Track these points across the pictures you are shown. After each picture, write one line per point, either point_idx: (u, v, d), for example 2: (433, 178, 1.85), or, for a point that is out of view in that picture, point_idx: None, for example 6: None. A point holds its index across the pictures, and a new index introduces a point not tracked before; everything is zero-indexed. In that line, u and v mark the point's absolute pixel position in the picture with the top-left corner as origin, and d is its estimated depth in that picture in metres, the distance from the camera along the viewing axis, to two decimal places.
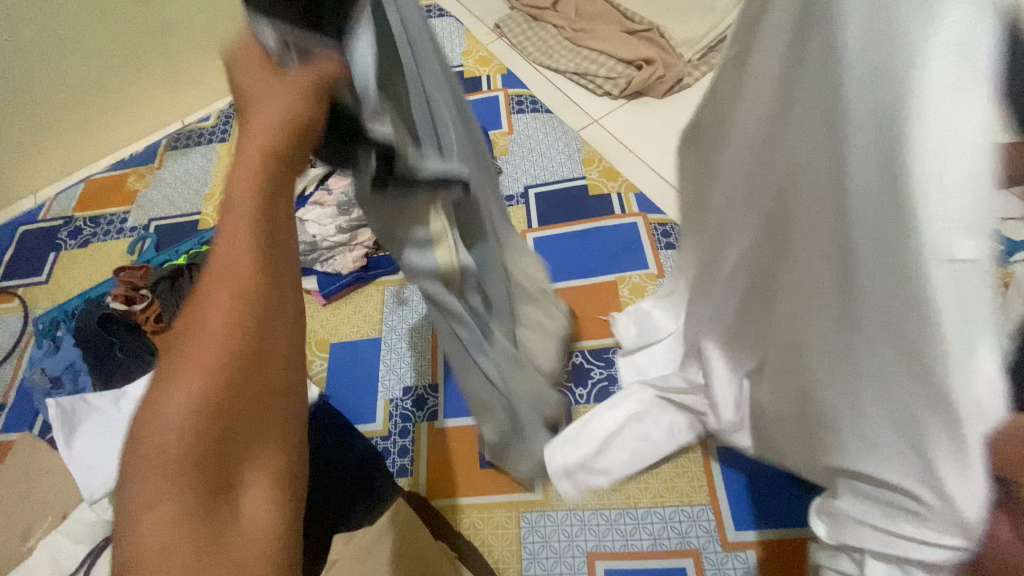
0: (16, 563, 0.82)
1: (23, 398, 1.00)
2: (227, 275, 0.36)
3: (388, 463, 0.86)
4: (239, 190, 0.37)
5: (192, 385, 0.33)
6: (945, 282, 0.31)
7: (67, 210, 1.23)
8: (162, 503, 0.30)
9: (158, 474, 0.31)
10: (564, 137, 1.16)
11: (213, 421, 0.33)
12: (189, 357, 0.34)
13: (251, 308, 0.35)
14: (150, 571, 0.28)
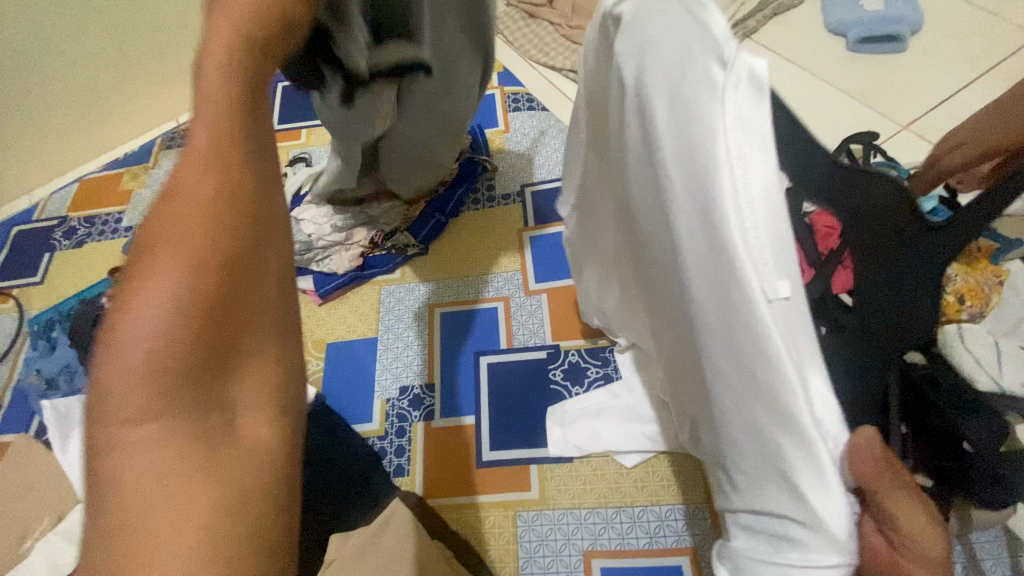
0: (12, 564, 0.82)
1: (18, 399, 1.00)
2: (203, 170, 0.34)
3: (385, 463, 0.86)
4: (208, 93, 0.36)
5: (171, 279, 0.31)
6: (774, 320, 0.35)
7: (61, 210, 1.23)
8: (147, 420, 0.29)
9: (141, 381, 0.30)
10: (560, 135, 1.16)
11: (206, 315, 0.32)
12: (165, 250, 0.32)
13: (231, 203, 0.34)
14: (142, 488, 0.28)
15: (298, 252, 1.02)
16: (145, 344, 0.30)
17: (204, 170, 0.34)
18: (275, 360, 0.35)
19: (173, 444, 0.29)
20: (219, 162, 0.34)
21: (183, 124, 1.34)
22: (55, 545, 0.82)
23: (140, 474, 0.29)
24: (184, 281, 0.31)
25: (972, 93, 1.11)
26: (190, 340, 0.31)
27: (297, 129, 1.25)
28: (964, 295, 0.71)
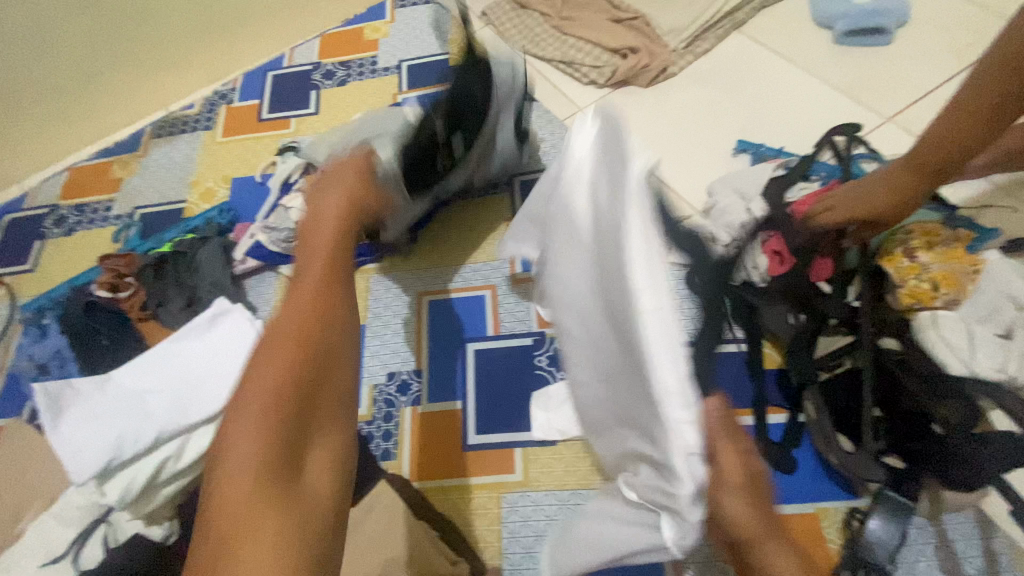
0: (6, 545, 0.84)
1: (11, 385, 1.01)
2: (313, 296, 0.50)
3: (372, 446, 0.88)
4: (320, 244, 0.55)
5: (283, 371, 0.44)
6: (653, 325, 0.42)
7: (51, 199, 1.23)
8: (250, 459, 0.41)
9: (252, 435, 0.42)
10: (549, 125, 1.17)
11: (300, 396, 0.44)
12: (280, 349, 0.46)
13: (323, 322, 0.48)
14: (232, 506, 0.38)
15: (285, 240, 1.01)
16: (253, 421, 0.42)
17: (317, 292, 0.51)
18: (342, 435, 0.46)
19: (260, 484, 0.39)
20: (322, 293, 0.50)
21: (173, 113, 1.33)
22: (47, 526, 0.83)
23: (234, 498, 0.39)
24: (281, 375, 0.44)
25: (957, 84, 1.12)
26: (286, 423, 0.42)
27: (287, 118, 1.26)
28: (937, 284, 0.72)
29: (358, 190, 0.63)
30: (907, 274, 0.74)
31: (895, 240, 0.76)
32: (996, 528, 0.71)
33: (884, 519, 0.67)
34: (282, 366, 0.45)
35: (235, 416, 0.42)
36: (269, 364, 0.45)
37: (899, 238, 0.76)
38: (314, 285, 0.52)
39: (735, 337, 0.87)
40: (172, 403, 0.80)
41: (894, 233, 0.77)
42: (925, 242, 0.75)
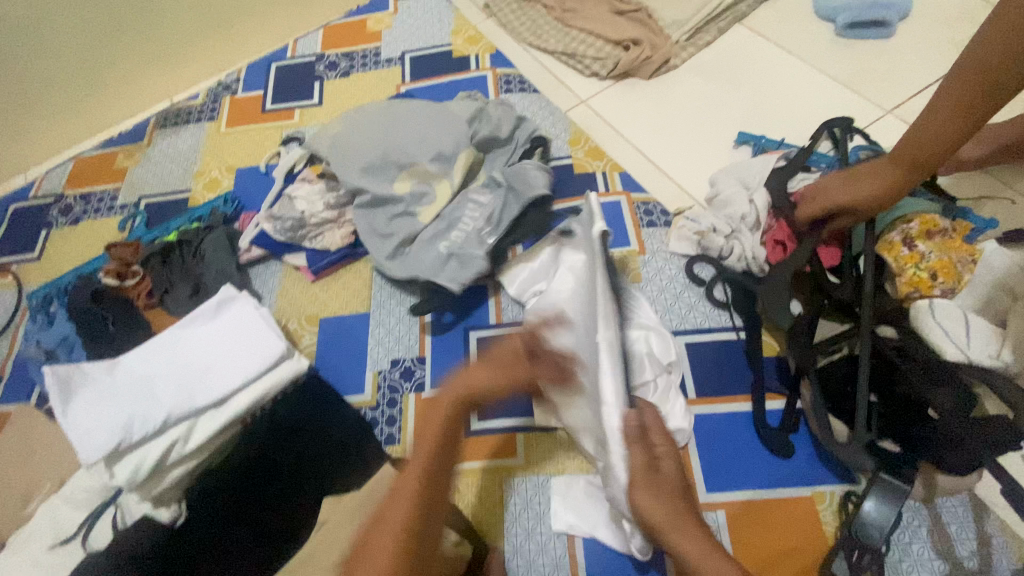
0: (17, 527, 0.86)
1: (20, 371, 1.03)
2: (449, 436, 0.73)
3: (376, 431, 0.90)
4: (464, 389, 0.76)
5: (411, 492, 0.65)
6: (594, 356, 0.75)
7: (57, 188, 1.24)
8: (380, 544, 0.61)
9: (385, 534, 0.62)
10: (551, 116, 1.17)
11: (410, 527, 0.62)
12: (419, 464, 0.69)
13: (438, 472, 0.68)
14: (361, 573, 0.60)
15: (289, 230, 1.01)
16: (399, 510, 0.64)
17: (436, 444, 0.70)
18: None
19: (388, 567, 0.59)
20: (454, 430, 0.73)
21: (177, 103, 1.34)
22: (58, 508, 0.85)
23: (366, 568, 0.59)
24: (412, 495, 0.65)
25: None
26: (413, 510, 0.64)
27: (291, 109, 1.26)
28: (937, 273, 0.74)
29: (513, 377, 0.75)
30: (905, 263, 0.76)
31: (894, 229, 0.78)
32: (990, 512, 0.72)
33: (876, 501, 0.68)
34: (405, 501, 0.65)
35: (390, 503, 0.65)
36: (400, 497, 0.65)
37: (898, 228, 0.78)
38: (440, 435, 0.71)
39: (736, 324, 0.89)
40: (178, 387, 0.81)
41: (892, 223, 0.79)
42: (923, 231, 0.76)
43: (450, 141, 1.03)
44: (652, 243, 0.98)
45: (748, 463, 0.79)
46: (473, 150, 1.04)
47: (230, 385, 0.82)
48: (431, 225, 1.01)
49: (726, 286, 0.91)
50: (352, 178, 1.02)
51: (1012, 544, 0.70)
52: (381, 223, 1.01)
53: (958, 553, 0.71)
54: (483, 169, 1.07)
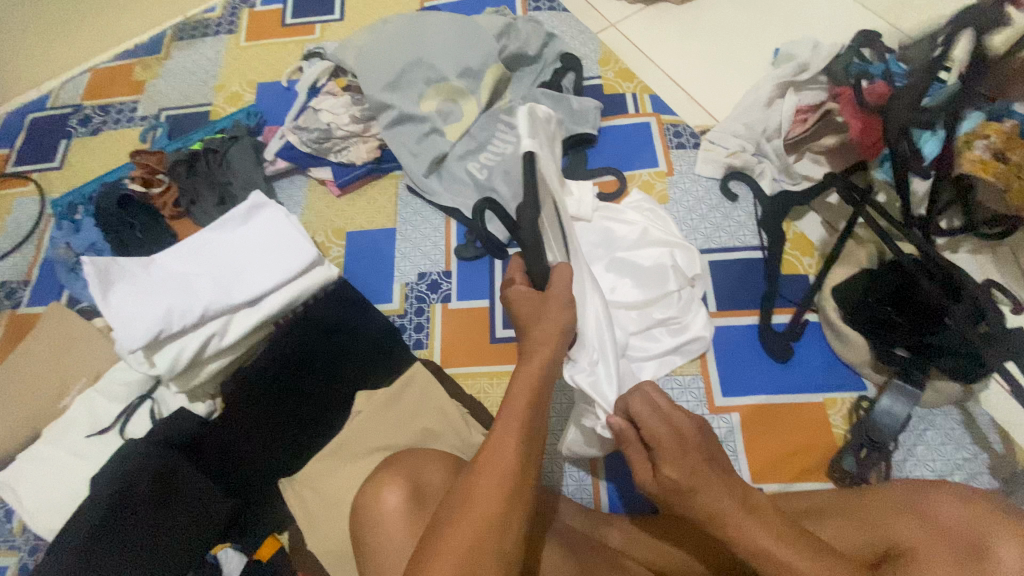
0: (55, 418, 0.88)
1: (48, 274, 1.04)
2: (542, 344, 0.60)
3: (404, 337, 0.94)
4: (539, 339, 0.61)
5: (516, 424, 0.50)
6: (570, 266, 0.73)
7: (74, 99, 1.22)
8: (488, 483, 0.46)
9: (497, 470, 0.47)
10: (581, 36, 1.15)
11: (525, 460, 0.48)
12: (515, 396, 0.53)
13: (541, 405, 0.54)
14: (474, 513, 0.44)
15: (315, 141, 1.02)
16: (499, 474, 0.47)
17: (538, 386, 0.55)
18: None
19: (487, 524, 0.44)
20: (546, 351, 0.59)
21: (193, 16, 1.30)
22: (92, 401, 0.87)
23: (454, 547, 0.42)
24: (522, 443, 0.49)
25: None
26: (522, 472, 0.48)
27: (312, 23, 1.24)
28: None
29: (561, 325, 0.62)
30: (1008, 174, 0.71)
31: (974, 148, 0.73)
32: (991, 420, 0.77)
33: (893, 398, 0.74)
34: (517, 418, 0.51)
35: (490, 464, 0.47)
36: (508, 426, 0.50)
37: (977, 146, 0.73)
38: (536, 393, 0.54)
39: (761, 243, 0.91)
40: (214, 284, 0.82)
41: (965, 141, 0.74)
42: (1010, 142, 0.71)
43: (478, 56, 1.01)
44: (679, 164, 0.99)
45: (766, 370, 0.82)
46: (501, 67, 1.03)
47: (264, 286, 0.83)
48: (459, 142, 1.00)
49: (755, 207, 0.95)
50: (379, 90, 1.00)
51: (1014, 450, 0.75)
52: (411, 141, 1.01)
53: (964, 454, 0.75)
54: (510, 89, 1.05)
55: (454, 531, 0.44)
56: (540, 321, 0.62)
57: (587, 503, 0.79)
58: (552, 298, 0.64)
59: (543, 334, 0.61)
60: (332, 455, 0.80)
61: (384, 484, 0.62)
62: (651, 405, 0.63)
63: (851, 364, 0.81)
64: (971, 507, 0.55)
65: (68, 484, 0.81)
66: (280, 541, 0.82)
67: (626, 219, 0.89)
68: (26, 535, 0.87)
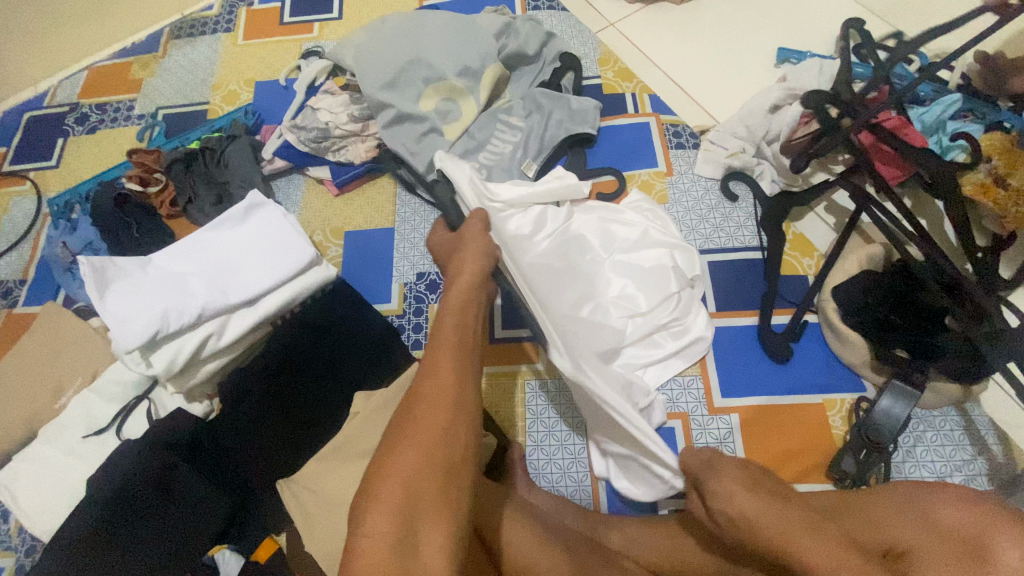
0: (51, 418, 0.88)
1: (45, 273, 1.04)
2: (466, 284, 0.65)
3: (403, 337, 0.93)
4: (463, 281, 0.66)
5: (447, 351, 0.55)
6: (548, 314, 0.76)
7: (71, 97, 1.21)
8: (427, 398, 0.51)
9: (434, 386, 0.51)
10: (580, 36, 1.15)
11: (459, 378, 0.53)
12: (445, 330, 0.59)
13: (467, 333, 0.59)
14: (418, 425, 0.49)
15: (314, 140, 1.01)
16: (437, 393, 0.51)
17: (462, 320, 0.60)
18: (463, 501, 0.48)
19: (426, 461, 0.47)
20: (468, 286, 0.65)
21: (191, 15, 1.30)
22: (88, 401, 0.86)
23: (405, 460, 0.47)
24: (454, 365, 0.54)
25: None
26: (457, 410, 0.51)
27: (311, 22, 1.23)
28: None
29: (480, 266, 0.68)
30: (1010, 201, 0.79)
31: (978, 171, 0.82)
32: (990, 422, 0.77)
33: (893, 399, 0.73)
34: (448, 347, 0.56)
35: (424, 408, 0.50)
36: (436, 372, 0.53)
37: (981, 171, 0.82)
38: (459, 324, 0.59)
39: (760, 244, 0.91)
40: (212, 284, 0.82)
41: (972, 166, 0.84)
42: (1011, 165, 0.80)
43: (478, 55, 1.00)
44: (679, 165, 0.99)
45: (765, 371, 0.82)
46: (500, 67, 1.02)
47: (262, 285, 0.83)
48: (458, 142, 1.00)
49: (755, 207, 0.94)
50: (378, 89, 0.99)
51: (1012, 452, 0.75)
52: (409, 140, 1.00)
53: (962, 456, 0.75)
54: (509, 89, 1.05)
55: (399, 470, 0.46)
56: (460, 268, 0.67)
57: (586, 504, 0.79)
58: (466, 246, 0.71)
59: (461, 273, 0.67)
60: (330, 456, 0.79)
61: None
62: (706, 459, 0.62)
63: (851, 365, 0.81)
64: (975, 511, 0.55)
65: (65, 485, 0.81)
66: (277, 542, 0.82)
67: (624, 218, 0.89)
68: (23, 535, 0.87)
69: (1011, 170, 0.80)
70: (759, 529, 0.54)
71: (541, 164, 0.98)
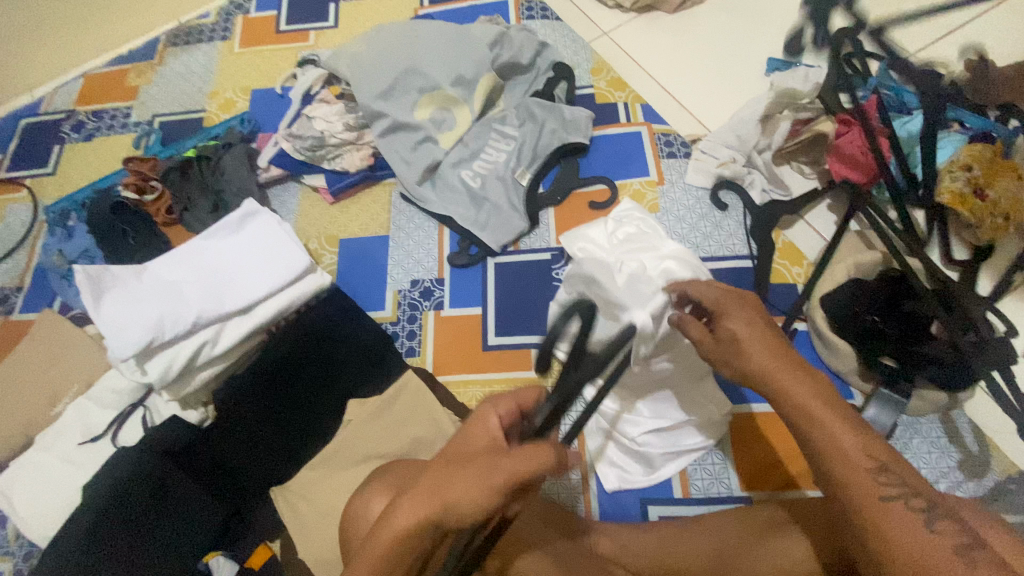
0: (46, 425, 0.88)
1: (41, 280, 1.04)
2: (451, 502, 0.46)
3: (397, 344, 0.94)
4: (450, 491, 0.46)
5: (368, 564, 0.48)
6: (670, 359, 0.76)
7: (67, 104, 1.22)
8: None
9: None
10: (574, 45, 1.16)
11: None
12: (379, 538, 0.48)
13: (406, 553, 0.48)
14: None
15: (309, 149, 1.02)
16: None
17: (411, 543, 0.48)
18: None
19: None
20: (437, 508, 0.47)
21: (187, 22, 1.31)
22: (83, 408, 0.87)
23: None
24: None
25: (992, 17, 1.09)
26: None
27: (306, 30, 1.24)
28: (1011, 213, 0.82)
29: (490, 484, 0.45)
30: (985, 211, 0.83)
31: (959, 180, 0.85)
32: (973, 426, 0.78)
33: (879, 408, 0.73)
34: (373, 561, 0.48)
35: None
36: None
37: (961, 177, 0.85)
38: (405, 544, 0.48)
39: (751, 252, 0.92)
40: (207, 292, 0.82)
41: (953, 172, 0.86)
42: (990, 176, 0.84)
43: (472, 64, 1.02)
44: (670, 173, 1.01)
45: None
46: (494, 76, 1.04)
47: (257, 293, 0.84)
48: (453, 150, 1.01)
49: (744, 215, 0.96)
50: (373, 99, 1.00)
51: (996, 457, 0.76)
52: (405, 149, 1.01)
53: (948, 463, 0.76)
54: (503, 97, 1.06)
55: None
56: (467, 468, 0.47)
57: (578, 509, 0.80)
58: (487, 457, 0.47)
59: (456, 472, 0.47)
60: (325, 462, 0.80)
61: (372, 495, 0.63)
62: (740, 316, 0.60)
63: (839, 373, 0.82)
64: None
65: (60, 493, 0.81)
66: (272, 548, 0.82)
67: (650, 244, 0.84)
68: (19, 542, 0.87)
69: (990, 181, 0.84)
70: (753, 365, 0.57)
71: (536, 173, 0.99)
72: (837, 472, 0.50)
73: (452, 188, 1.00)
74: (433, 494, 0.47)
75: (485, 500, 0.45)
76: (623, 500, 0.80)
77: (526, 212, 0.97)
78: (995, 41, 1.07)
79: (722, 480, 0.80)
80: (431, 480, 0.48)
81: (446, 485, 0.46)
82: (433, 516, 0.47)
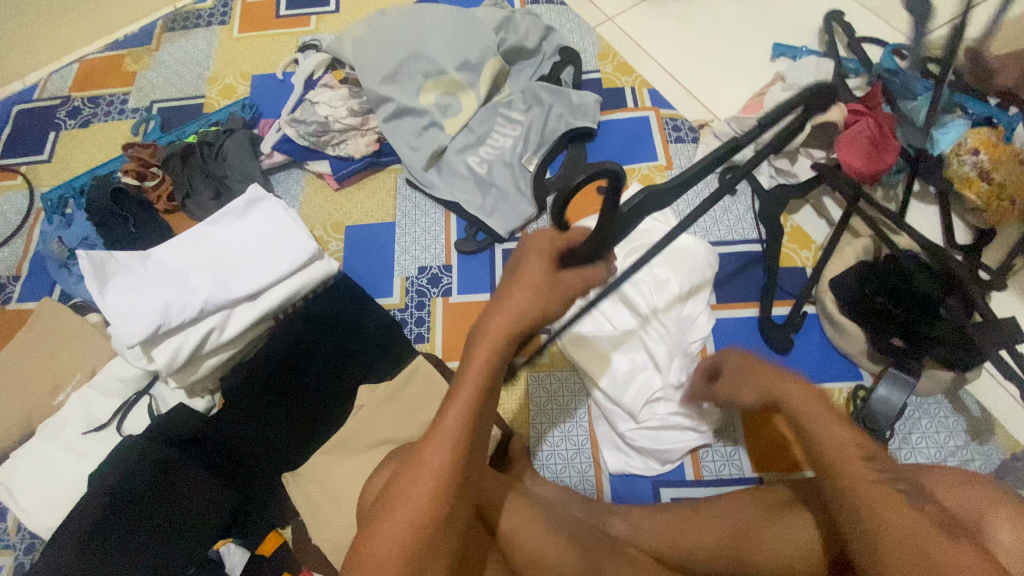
0: (49, 416, 0.87)
1: (39, 269, 1.02)
2: (535, 310, 0.49)
3: (405, 331, 0.93)
4: (533, 302, 0.48)
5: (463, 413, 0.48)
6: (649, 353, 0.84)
7: (62, 90, 1.19)
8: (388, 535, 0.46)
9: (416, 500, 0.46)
10: (578, 30, 1.16)
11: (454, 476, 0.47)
12: (465, 391, 0.48)
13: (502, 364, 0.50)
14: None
15: (313, 134, 1.00)
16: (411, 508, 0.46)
17: (500, 350, 0.48)
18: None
19: None
20: (531, 311, 0.48)
21: (183, 6, 1.28)
22: (86, 398, 0.86)
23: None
24: (457, 450, 0.47)
25: (997, 2, 1.10)
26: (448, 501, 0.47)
27: (307, 16, 1.22)
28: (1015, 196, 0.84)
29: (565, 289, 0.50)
30: (989, 195, 0.85)
31: (964, 164, 0.86)
32: (981, 406, 0.79)
33: (890, 387, 0.75)
34: (466, 407, 0.48)
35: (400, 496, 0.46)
36: (436, 444, 0.47)
37: (967, 162, 0.86)
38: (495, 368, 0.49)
39: (759, 236, 0.93)
40: (214, 278, 0.81)
41: (959, 157, 0.87)
42: (995, 160, 0.84)
43: (477, 49, 1.01)
44: (678, 158, 1.00)
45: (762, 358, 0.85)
46: (500, 60, 1.02)
47: (264, 279, 0.83)
48: (458, 136, 1.00)
49: (753, 202, 0.96)
50: (377, 84, 0.99)
51: (1003, 436, 0.77)
52: (411, 135, 1.00)
53: (957, 442, 0.77)
54: (509, 83, 1.05)
55: None
56: (541, 281, 0.49)
57: (590, 493, 0.80)
58: (556, 272, 0.50)
59: (534, 281, 0.48)
60: (335, 448, 0.79)
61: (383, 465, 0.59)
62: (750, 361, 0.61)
63: (848, 355, 0.84)
64: (985, 490, 0.56)
65: (65, 483, 0.80)
66: (283, 535, 0.82)
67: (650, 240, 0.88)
68: (20, 534, 0.86)
69: (995, 166, 0.84)
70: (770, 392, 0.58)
71: (544, 159, 0.98)
72: (838, 461, 0.50)
73: (459, 176, 0.99)
74: (498, 307, 0.49)
75: (546, 305, 0.49)
76: (635, 484, 0.80)
77: (533, 198, 0.96)
78: (998, 25, 1.07)
79: (734, 462, 0.80)
80: (504, 294, 0.49)
81: (506, 300, 0.48)
82: (505, 329, 0.48)
